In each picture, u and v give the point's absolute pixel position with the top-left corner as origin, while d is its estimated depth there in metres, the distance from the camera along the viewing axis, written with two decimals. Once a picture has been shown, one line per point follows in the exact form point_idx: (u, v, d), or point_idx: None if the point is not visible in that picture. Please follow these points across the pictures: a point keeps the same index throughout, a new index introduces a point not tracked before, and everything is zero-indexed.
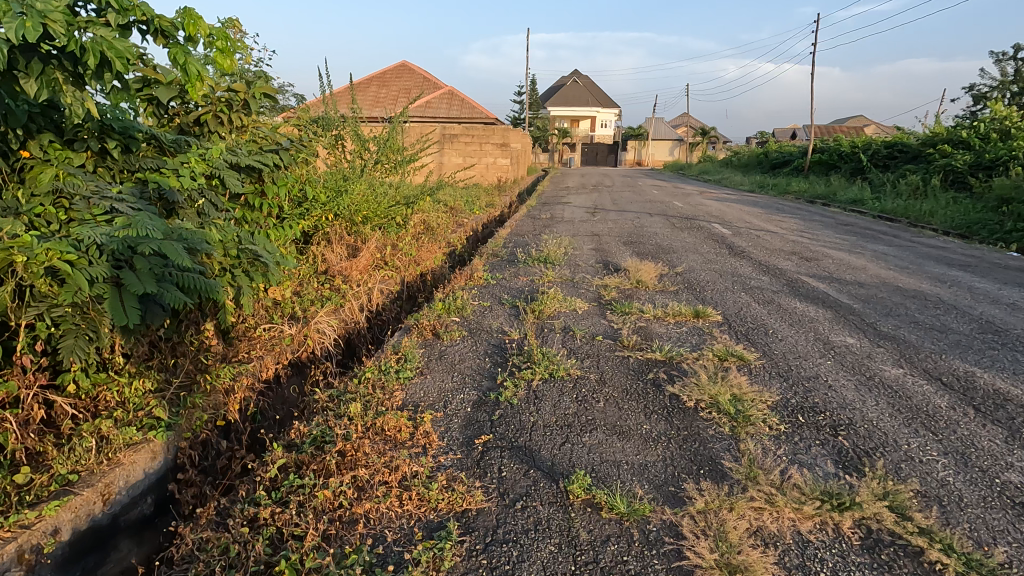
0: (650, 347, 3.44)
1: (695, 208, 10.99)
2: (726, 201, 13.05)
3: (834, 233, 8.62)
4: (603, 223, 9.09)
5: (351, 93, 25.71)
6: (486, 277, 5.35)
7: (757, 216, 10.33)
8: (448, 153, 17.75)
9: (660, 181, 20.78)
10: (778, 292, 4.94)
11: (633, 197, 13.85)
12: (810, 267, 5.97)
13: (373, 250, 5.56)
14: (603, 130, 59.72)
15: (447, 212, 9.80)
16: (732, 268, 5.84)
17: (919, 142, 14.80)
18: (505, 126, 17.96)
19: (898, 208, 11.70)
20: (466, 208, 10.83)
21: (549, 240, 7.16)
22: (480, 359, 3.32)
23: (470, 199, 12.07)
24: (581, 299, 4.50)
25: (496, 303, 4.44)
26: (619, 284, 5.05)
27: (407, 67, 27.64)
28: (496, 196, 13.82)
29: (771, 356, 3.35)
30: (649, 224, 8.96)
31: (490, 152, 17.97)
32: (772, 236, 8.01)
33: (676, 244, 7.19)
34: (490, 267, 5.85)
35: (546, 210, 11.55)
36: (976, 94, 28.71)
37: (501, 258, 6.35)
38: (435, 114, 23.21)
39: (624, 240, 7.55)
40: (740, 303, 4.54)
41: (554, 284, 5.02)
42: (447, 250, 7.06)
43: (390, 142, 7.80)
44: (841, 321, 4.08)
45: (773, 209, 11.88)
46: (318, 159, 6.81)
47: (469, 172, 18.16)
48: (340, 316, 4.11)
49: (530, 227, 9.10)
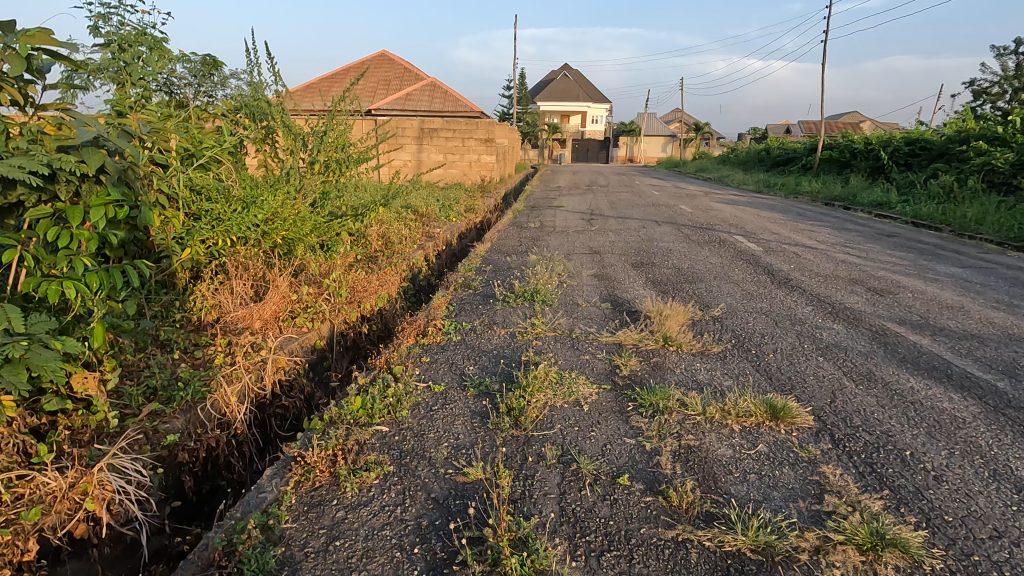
0: (723, 514, 1.89)
1: (708, 216, 9.46)
2: (738, 205, 11.56)
3: (882, 247, 7.09)
4: (602, 236, 7.56)
5: (325, 85, 24.01)
6: (446, 327, 3.75)
7: (781, 224, 8.81)
8: (427, 149, 16.17)
9: (658, 181, 19.28)
10: (869, 355, 3.37)
11: (634, 199, 12.33)
12: (888, 303, 4.45)
13: (289, 287, 3.95)
14: (594, 126, 58.35)
15: (416, 222, 8.21)
16: (785, 308, 4.31)
17: (945, 138, 13.35)
18: (490, 120, 16.41)
19: (934, 214, 10.22)
20: (440, 215, 9.27)
21: (537, 263, 5.60)
22: (403, 549, 1.74)
23: (446, 204, 10.50)
24: (585, 378, 2.94)
25: (454, 386, 2.87)
26: (637, 343, 3.48)
27: (387, 58, 25.90)
28: (479, 199, 12.26)
29: (949, 538, 1.79)
30: (656, 237, 7.43)
31: (473, 149, 16.40)
32: (812, 253, 6.48)
33: (698, 267, 5.69)
34: (455, 308, 4.25)
35: (535, 216, 10.03)
36: (978, 90, 27.48)
37: (473, 292, 4.76)
38: (416, 107, 21.58)
39: (632, 260, 6.01)
40: (827, 383, 2.97)
41: (543, 345, 3.45)
42: (404, 277, 5.50)
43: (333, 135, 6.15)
44: (1007, 426, 2.53)
45: (793, 214, 10.38)
46: (234, 160, 5.21)
47: (450, 171, 16.54)
48: (191, 423, 2.50)
49: (516, 240, 7.53)
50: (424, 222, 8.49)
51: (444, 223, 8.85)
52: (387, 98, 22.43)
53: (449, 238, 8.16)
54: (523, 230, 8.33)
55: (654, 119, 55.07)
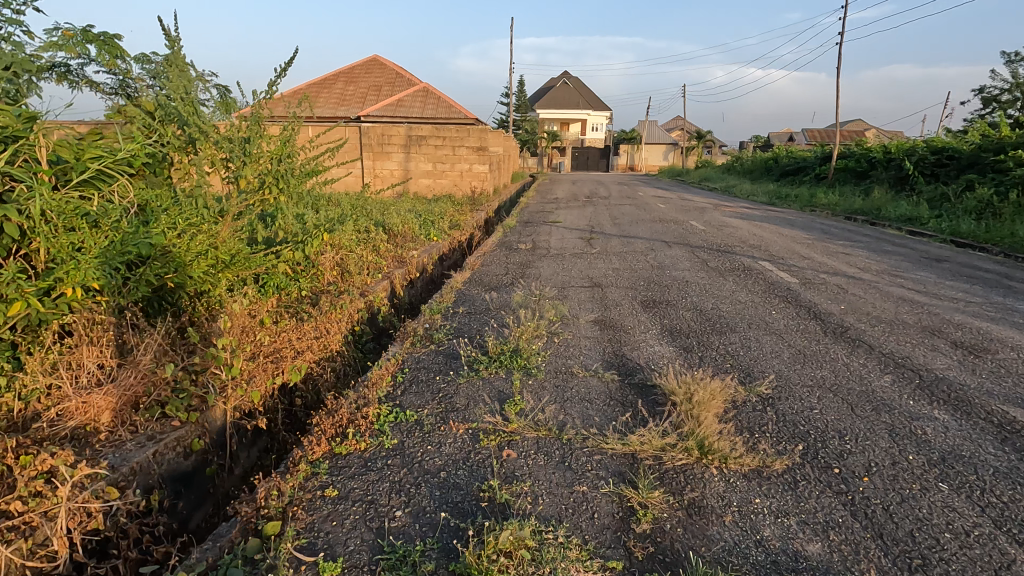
0: None
1: (723, 235, 8.31)
2: (753, 222, 10.42)
3: (939, 277, 5.92)
4: (604, 262, 6.41)
5: (314, 92, 23.14)
6: (379, 421, 2.60)
7: (808, 246, 7.65)
8: (415, 158, 15.14)
9: (662, 191, 18.17)
10: (1014, 479, 2.21)
11: (638, 213, 11.22)
12: (993, 371, 3.28)
13: (165, 355, 2.82)
14: (594, 134, 57.42)
15: (388, 244, 7.08)
16: (856, 380, 3.15)
17: (977, 146, 12.20)
18: (482, 126, 15.34)
19: (976, 231, 9.05)
20: (419, 234, 8.14)
21: (521, 305, 4.45)
22: None
23: (429, 221, 9.37)
24: (576, 548, 1.77)
25: (358, 566, 1.70)
26: (660, 454, 2.31)
27: (380, 63, 24.96)
28: (467, 214, 11.16)
29: None
30: (667, 263, 6.29)
31: (464, 157, 15.32)
32: (859, 286, 5.32)
33: (725, 308, 4.54)
34: (403, 382, 3.10)
35: (527, 234, 8.92)
36: (990, 97, 26.26)
37: (434, 350, 3.60)
38: (406, 113, 20.54)
39: (640, 298, 4.87)
40: (980, 552, 1.80)
41: (517, 459, 2.29)
42: (348, 324, 4.34)
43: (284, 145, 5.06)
44: None
45: (818, 232, 9.22)
46: (140, 174, 4.04)
47: (440, 181, 15.44)
48: None
49: (501, 266, 6.38)
50: (397, 243, 7.35)
51: (421, 244, 7.69)
52: (377, 105, 21.44)
53: (425, 263, 7.00)
54: (512, 253, 7.19)
55: (655, 127, 54.09)
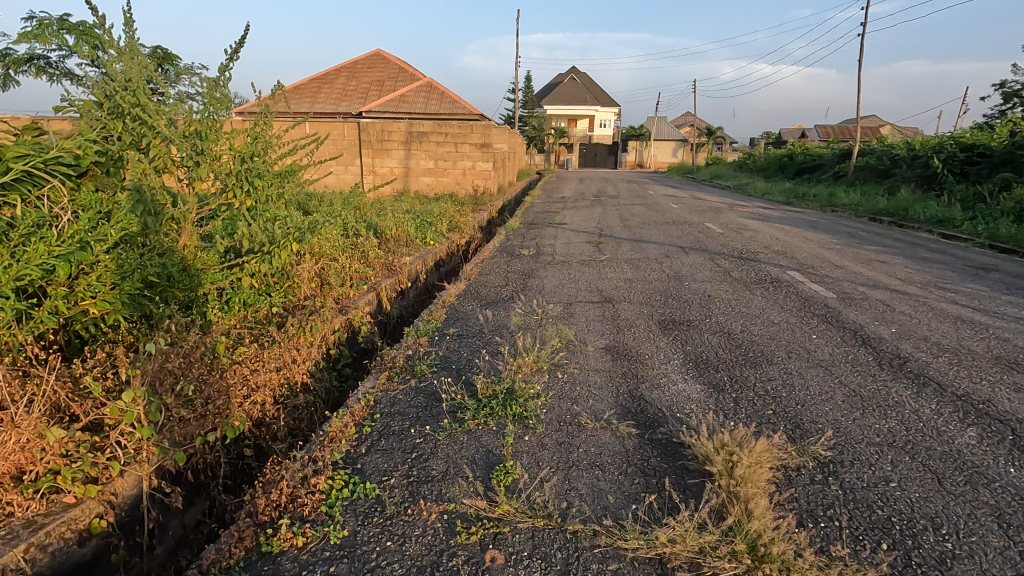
0: None
1: (744, 240, 7.66)
2: (772, 224, 9.74)
3: (992, 290, 5.25)
4: (615, 272, 5.80)
5: (315, 88, 22.68)
6: (329, 500, 2.02)
7: (838, 252, 6.99)
8: (416, 155, 14.58)
9: (673, 190, 17.48)
10: None
11: (649, 214, 10.58)
12: None
13: (64, 407, 2.21)
14: (602, 130, 56.61)
15: (379, 250, 6.50)
16: (932, 435, 2.53)
17: (1013, 142, 11.40)
18: (486, 122, 14.73)
19: (1018, 235, 8.31)
20: (414, 238, 7.56)
21: (521, 328, 3.85)
22: None
23: (426, 224, 8.79)
24: None
25: None
26: (697, 560, 1.71)
27: (382, 57, 24.41)
28: (468, 214, 10.57)
29: None
30: (684, 274, 5.67)
31: (467, 155, 14.72)
32: (905, 302, 4.68)
33: (755, 331, 3.93)
34: (369, 436, 2.52)
35: (531, 239, 8.32)
36: (1013, 92, 25.21)
37: (413, 389, 3.01)
38: (409, 109, 19.97)
39: (657, 317, 4.26)
40: None
41: (505, 567, 1.69)
42: (317, 350, 3.77)
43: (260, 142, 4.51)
44: None
45: (845, 236, 8.53)
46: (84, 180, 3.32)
47: (442, 180, 14.85)
48: None
49: (501, 275, 5.78)
50: (389, 248, 6.77)
51: (416, 249, 7.10)
52: (380, 100, 20.89)
53: (418, 271, 6.42)
54: (513, 259, 6.58)
55: (664, 123, 53.19)
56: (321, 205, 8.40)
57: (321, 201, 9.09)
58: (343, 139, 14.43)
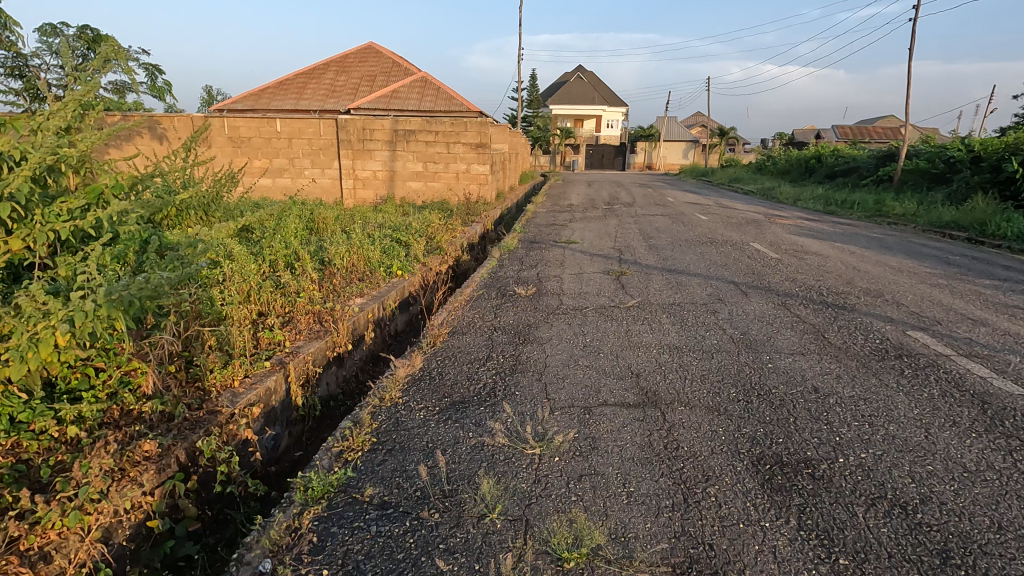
0: None
1: (814, 271, 5.76)
2: (833, 243, 7.81)
3: None
4: (652, 330, 3.93)
5: (301, 83, 20.99)
6: None
7: (951, 292, 5.08)
8: (402, 156, 12.75)
9: (694, 196, 15.55)
10: None
11: (678, 229, 8.69)
12: None
13: None
14: (609, 130, 54.67)
15: (319, 292, 4.65)
16: None
17: None
18: (483, 119, 12.86)
19: None
20: (375, 267, 5.71)
21: (502, 501, 2.00)
22: None
23: (399, 245, 6.95)
24: None
25: None
26: None
27: (375, 50, 22.61)
28: (457, 228, 8.73)
29: None
30: (756, 336, 3.81)
31: (461, 156, 12.85)
32: None
33: (954, 503, 2.03)
34: None
35: (530, 265, 6.46)
36: None
37: None
38: (401, 106, 18.16)
39: (746, 453, 2.37)
40: None
41: None
42: (96, 547, 1.94)
43: (65, 135, 2.73)
44: None
45: (938, 263, 6.59)
46: None
47: (432, 185, 13.01)
48: None
49: (482, 336, 3.90)
50: (335, 286, 4.93)
51: (373, 285, 5.25)
52: (369, 96, 19.12)
53: (368, 321, 4.58)
54: (504, 304, 4.72)
55: (675, 123, 51.17)
56: (262, 225, 6.57)
57: (271, 218, 7.28)
58: (319, 137, 12.66)
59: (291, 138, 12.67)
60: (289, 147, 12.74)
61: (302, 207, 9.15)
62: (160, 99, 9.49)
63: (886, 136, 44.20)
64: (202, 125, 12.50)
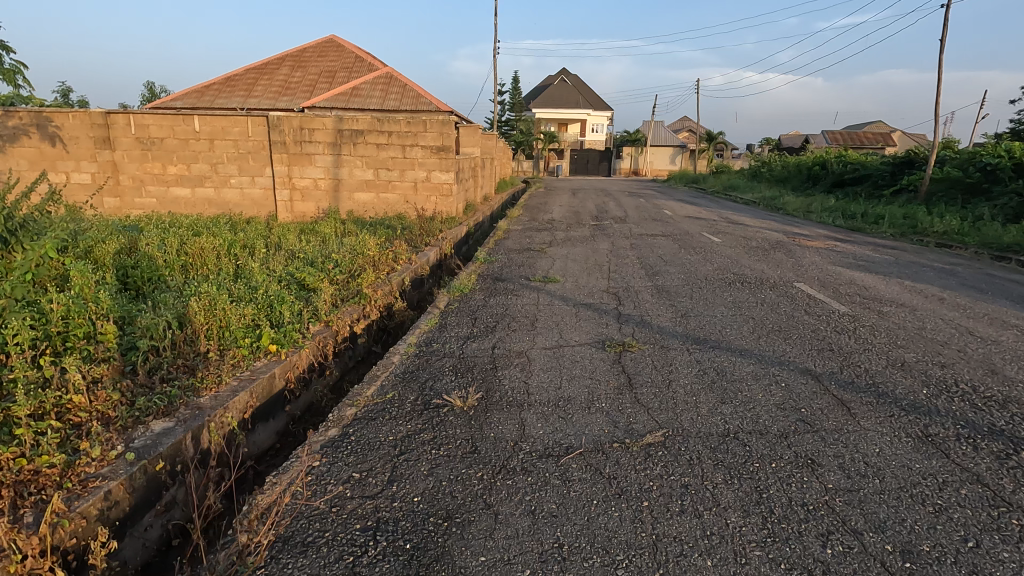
0: None
1: (919, 344, 3.72)
2: (900, 279, 5.79)
3: None
4: (707, 547, 1.82)
5: (251, 80, 18.66)
6: None
7: None
8: (348, 161, 10.57)
9: (693, 209, 13.57)
10: None
11: (689, 258, 6.64)
12: None
13: None
14: (594, 134, 52.96)
15: (63, 427, 2.46)
16: None
17: None
18: (446, 116, 10.71)
19: None
20: (231, 343, 3.54)
21: None
22: None
23: (297, 293, 4.77)
24: None
25: None
26: None
27: (336, 43, 20.36)
28: (399, 257, 6.58)
29: None
30: (941, 570, 1.72)
31: (419, 161, 10.69)
32: None
33: None
34: None
35: (485, 324, 4.33)
36: None
37: None
38: (360, 105, 15.95)
39: None
40: None
41: None
42: None
43: None
44: None
45: None
46: None
47: (385, 197, 10.84)
48: None
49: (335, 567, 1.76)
50: (118, 396, 2.76)
51: (203, 385, 3.07)
52: (325, 93, 16.88)
53: (152, 479, 2.42)
54: (416, 436, 2.57)
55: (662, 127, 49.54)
56: (81, 264, 4.36)
57: (120, 253, 5.06)
58: (247, 138, 10.41)
59: (212, 139, 10.42)
60: (210, 150, 10.48)
61: (197, 228, 6.95)
62: (9, 83, 7.17)
63: (874, 144, 43.13)
64: (103, 122, 10.17)
